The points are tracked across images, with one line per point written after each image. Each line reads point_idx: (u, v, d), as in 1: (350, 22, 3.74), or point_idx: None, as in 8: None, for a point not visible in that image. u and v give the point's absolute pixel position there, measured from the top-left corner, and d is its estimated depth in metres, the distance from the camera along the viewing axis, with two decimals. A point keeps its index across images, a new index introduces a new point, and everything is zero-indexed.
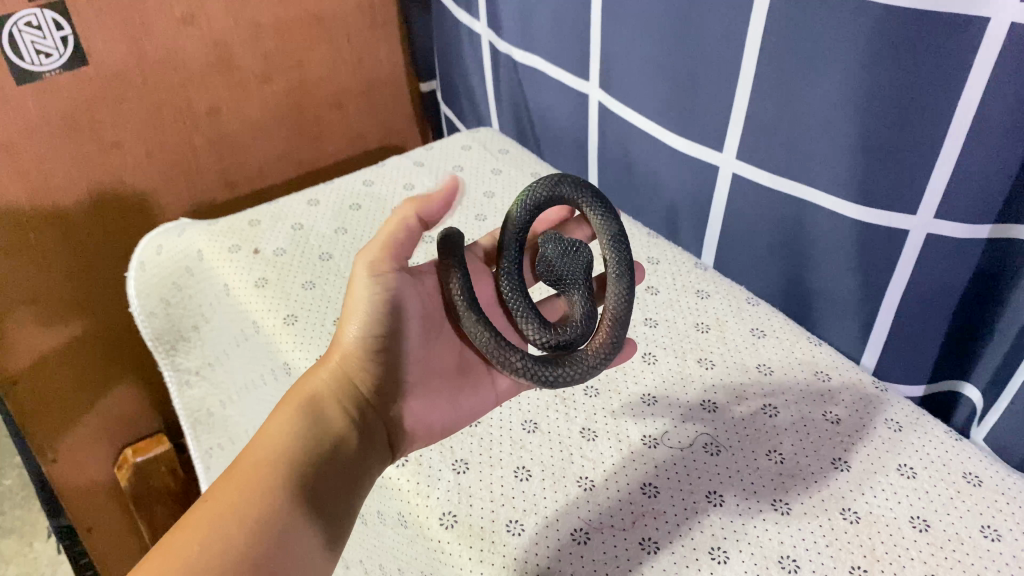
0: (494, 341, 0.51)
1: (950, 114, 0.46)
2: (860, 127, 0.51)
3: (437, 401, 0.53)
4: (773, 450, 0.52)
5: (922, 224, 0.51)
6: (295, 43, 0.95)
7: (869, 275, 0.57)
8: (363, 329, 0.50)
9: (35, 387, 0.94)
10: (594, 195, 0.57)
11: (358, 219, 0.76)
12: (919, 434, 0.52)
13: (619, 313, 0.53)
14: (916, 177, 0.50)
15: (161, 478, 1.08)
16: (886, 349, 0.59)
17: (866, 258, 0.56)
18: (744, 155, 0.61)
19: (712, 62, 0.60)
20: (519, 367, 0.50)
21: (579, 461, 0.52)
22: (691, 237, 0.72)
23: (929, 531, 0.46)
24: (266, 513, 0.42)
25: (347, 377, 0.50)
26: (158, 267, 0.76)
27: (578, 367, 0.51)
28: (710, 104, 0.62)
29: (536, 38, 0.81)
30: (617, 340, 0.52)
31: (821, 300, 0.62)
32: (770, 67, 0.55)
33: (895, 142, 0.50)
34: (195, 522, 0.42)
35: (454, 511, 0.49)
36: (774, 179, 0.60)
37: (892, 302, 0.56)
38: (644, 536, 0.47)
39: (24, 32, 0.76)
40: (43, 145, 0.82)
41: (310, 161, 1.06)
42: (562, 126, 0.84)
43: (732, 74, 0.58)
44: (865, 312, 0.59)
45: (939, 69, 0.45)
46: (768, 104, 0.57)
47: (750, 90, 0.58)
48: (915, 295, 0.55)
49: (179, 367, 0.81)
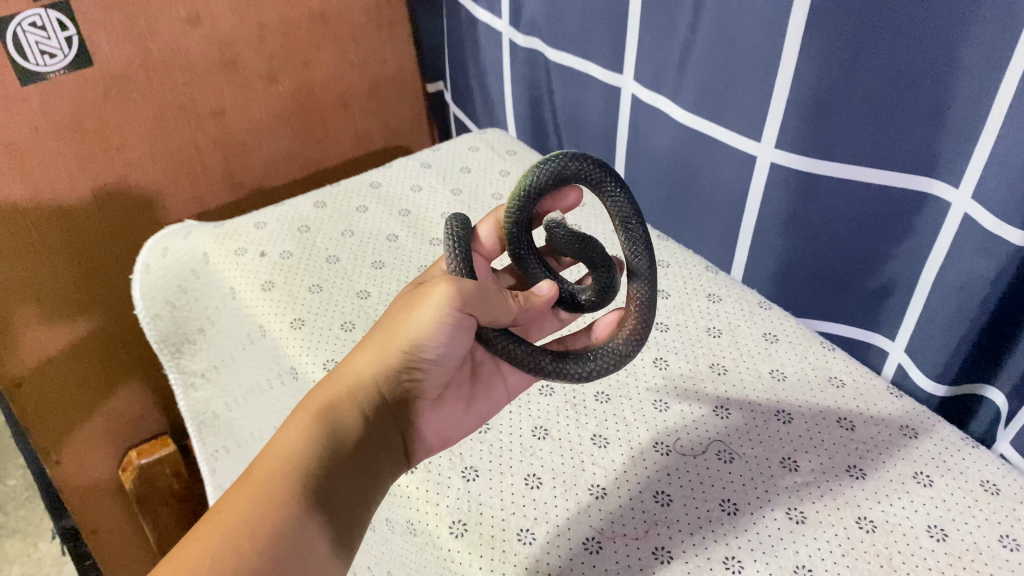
0: (520, 348, 0.51)
1: (989, 96, 0.46)
2: (905, 100, 0.51)
3: (455, 413, 0.52)
4: (787, 457, 0.51)
5: (962, 200, 0.50)
6: (304, 43, 0.95)
7: (909, 253, 0.56)
8: (408, 346, 0.47)
9: (43, 385, 0.93)
10: (613, 175, 0.54)
11: (365, 220, 0.75)
12: (936, 441, 0.52)
13: (645, 296, 0.53)
14: (955, 142, 0.49)
15: (165, 479, 1.07)
16: (915, 341, 0.59)
17: (905, 231, 0.56)
18: (779, 146, 0.61)
19: (748, 52, 0.60)
20: (550, 369, 0.51)
21: (590, 469, 0.51)
22: (721, 233, 0.72)
23: (947, 541, 0.46)
24: (276, 526, 0.42)
25: (374, 383, 0.48)
26: (163, 268, 0.76)
27: (611, 352, 0.52)
28: (745, 95, 0.62)
29: (561, 33, 0.80)
30: (645, 323, 0.52)
31: (857, 291, 0.62)
32: (807, 60, 0.55)
33: (944, 114, 0.49)
34: (205, 533, 0.42)
35: (464, 520, 0.49)
36: (816, 165, 0.58)
37: (923, 283, 0.56)
38: (657, 546, 0.46)
39: (30, 33, 0.75)
40: (49, 147, 0.81)
41: (317, 161, 1.05)
42: (583, 123, 0.84)
43: (770, 64, 0.58)
44: (898, 285, 0.59)
45: (982, 50, 0.45)
46: (803, 97, 0.57)
47: (788, 80, 0.57)
48: (945, 291, 0.54)
49: (184, 369, 0.80)
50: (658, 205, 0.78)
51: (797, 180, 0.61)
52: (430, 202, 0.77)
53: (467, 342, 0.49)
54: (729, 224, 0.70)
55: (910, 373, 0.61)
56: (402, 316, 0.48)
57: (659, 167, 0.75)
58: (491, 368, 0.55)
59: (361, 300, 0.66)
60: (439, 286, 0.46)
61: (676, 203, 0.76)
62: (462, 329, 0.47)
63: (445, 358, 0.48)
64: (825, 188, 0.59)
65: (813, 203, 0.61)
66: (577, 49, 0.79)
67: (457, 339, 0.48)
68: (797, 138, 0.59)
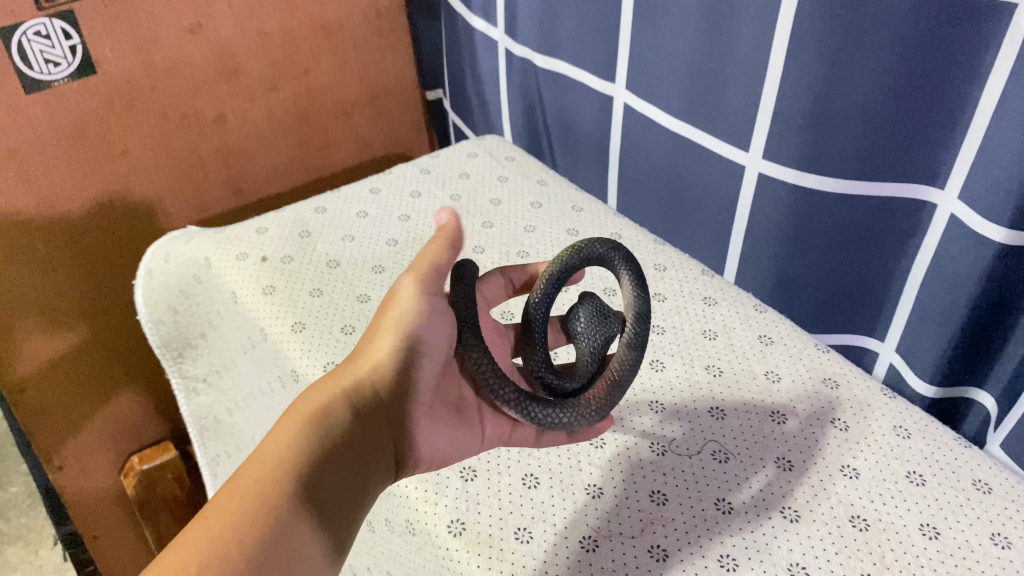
0: (492, 372, 0.48)
1: (975, 100, 0.47)
2: (891, 112, 0.52)
3: (443, 432, 0.50)
4: (781, 457, 0.52)
5: (949, 201, 0.52)
6: (304, 52, 0.96)
7: (901, 258, 0.57)
8: (396, 338, 0.48)
9: (44, 393, 0.94)
10: (637, 271, 0.53)
11: (364, 225, 0.76)
12: (928, 441, 0.52)
13: (620, 376, 0.50)
14: (942, 148, 0.51)
15: (168, 485, 1.07)
16: (907, 343, 0.60)
17: (894, 234, 0.56)
18: (770, 155, 0.62)
19: (737, 61, 0.61)
20: (511, 401, 0.48)
21: (586, 469, 0.52)
22: (714, 239, 0.73)
23: (939, 539, 0.46)
24: (263, 524, 0.40)
25: (368, 384, 0.47)
26: (166, 274, 0.77)
27: (581, 408, 0.49)
28: (735, 104, 0.63)
29: (555, 42, 0.81)
30: (617, 385, 0.50)
31: (847, 297, 0.63)
32: (797, 68, 0.56)
33: (929, 122, 0.50)
34: (190, 537, 0.39)
35: (462, 519, 0.49)
36: (804, 174, 0.60)
37: (914, 286, 0.57)
38: (653, 544, 0.47)
39: (34, 42, 0.77)
40: (53, 156, 0.82)
41: (318, 169, 1.06)
42: (577, 130, 0.85)
43: (759, 73, 0.59)
44: (890, 289, 0.59)
45: (967, 58, 0.46)
46: (794, 104, 0.57)
47: (776, 89, 0.58)
48: (938, 290, 0.55)
49: (185, 373, 0.81)
50: (654, 211, 0.79)
51: (789, 187, 0.62)
52: (429, 207, 0.78)
53: (447, 336, 0.51)
54: (723, 230, 0.71)
55: (903, 373, 0.62)
56: (385, 317, 0.50)
57: (653, 173, 0.76)
58: (474, 407, 0.53)
59: (361, 304, 0.67)
60: (404, 278, 0.50)
61: (670, 210, 0.76)
62: (436, 320, 0.50)
63: (430, 350, 0.50)
64: (816, 195, 0.60)
65: (804, 210, 0.62)
66: (571, 57, 0.80)
67: (434, 327, 0.50)
68: (788, 145, 0.60)
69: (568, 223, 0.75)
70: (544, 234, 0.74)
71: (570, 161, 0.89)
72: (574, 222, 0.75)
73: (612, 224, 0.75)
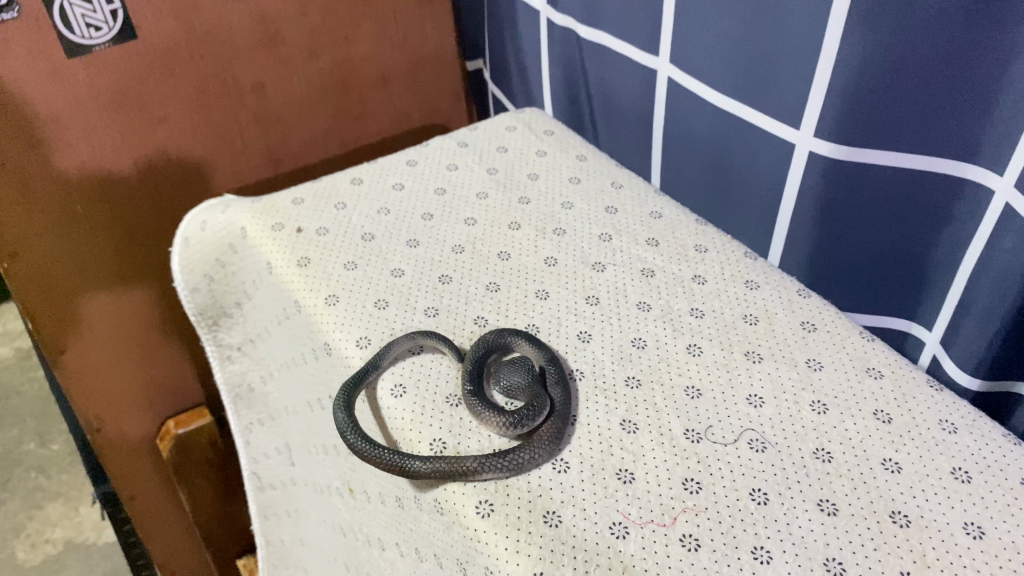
0: None
1: None
2: (950, 89, 0.49)
3: None
4: (820, 448, 0.50)
5: (1005, 188, 0.49)
6: (342, 19, 0.94)
7: (953, 246, 0.55)
8: None
9: (82, 354, 0.95)
10: None
11: (400, 199, 0.75)
12: (975, 437, 0.50)
13: None
14: (1002, 131, 0.48)
15: (201, 450, 1.09)
16: (956, 335, 0.57)
17: (946, 219, 0.54)
18: (820, 134, 0.59)
19: (790, 37, 0.58)
20: None
21: (618, 454, 0.51)
22: (759, 220, 0.71)
23: (984, 539, 0.45)
24: None
25: None
26: (202, 242, 0.77)
27: None
28: (787, 81, 0.60)
29: (600, 13, 0.79)
30: None
31: (896, 284, 0.61)
32: (851, 46, 0.53)
33: (988, 100, 0.48)
34: None
35: (490, 500, 0.49)
36: (854, 154, 0.57)
37: (965, 277, 0.55)
38: (684, 533, 0.46)
39: (76, 6, 0.77)
40: (93, 121, 0.83)
41: (354, 139, 1.05)
42: (619, 104, 0.83)
43: (813, 49, 0.57)
44: (940, 277, 0.57)
45: None
46: (847, 83, 0.55)
47: (829, 67, 0.56)
48: (991, 282, 0.53)
49: (221, 343, 0.78)
50: (699, 188, 0.77)
51: (838, 170, 0.59)
52: (465, 181, 0.77)
53: None
54: (769, 212, 0.69)
55: (951, 363, 0.59)
56: None
57: (697, 149, 0.74)
58: None
59: (395, 279, 0.66)
60: None
61: (714, 188, 0.74)
62: None
63: None
64: (867, 179, 0.58)
65: (853, 193, 0.59)
66: (615, 28, 0.78)
67: None
68: (840, 126, 0.57)
69: (608, 199, 0.74)
70: (582, 211, 0.72)
71: (611, 135, 0.87)
72: (613, 199, 0.74)
73: (653, 202, 0.73)
